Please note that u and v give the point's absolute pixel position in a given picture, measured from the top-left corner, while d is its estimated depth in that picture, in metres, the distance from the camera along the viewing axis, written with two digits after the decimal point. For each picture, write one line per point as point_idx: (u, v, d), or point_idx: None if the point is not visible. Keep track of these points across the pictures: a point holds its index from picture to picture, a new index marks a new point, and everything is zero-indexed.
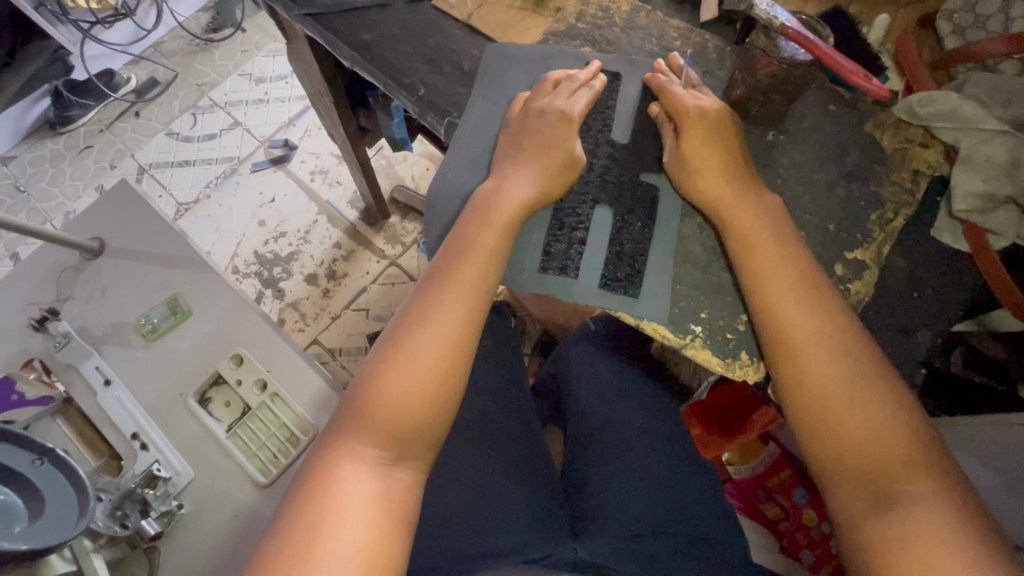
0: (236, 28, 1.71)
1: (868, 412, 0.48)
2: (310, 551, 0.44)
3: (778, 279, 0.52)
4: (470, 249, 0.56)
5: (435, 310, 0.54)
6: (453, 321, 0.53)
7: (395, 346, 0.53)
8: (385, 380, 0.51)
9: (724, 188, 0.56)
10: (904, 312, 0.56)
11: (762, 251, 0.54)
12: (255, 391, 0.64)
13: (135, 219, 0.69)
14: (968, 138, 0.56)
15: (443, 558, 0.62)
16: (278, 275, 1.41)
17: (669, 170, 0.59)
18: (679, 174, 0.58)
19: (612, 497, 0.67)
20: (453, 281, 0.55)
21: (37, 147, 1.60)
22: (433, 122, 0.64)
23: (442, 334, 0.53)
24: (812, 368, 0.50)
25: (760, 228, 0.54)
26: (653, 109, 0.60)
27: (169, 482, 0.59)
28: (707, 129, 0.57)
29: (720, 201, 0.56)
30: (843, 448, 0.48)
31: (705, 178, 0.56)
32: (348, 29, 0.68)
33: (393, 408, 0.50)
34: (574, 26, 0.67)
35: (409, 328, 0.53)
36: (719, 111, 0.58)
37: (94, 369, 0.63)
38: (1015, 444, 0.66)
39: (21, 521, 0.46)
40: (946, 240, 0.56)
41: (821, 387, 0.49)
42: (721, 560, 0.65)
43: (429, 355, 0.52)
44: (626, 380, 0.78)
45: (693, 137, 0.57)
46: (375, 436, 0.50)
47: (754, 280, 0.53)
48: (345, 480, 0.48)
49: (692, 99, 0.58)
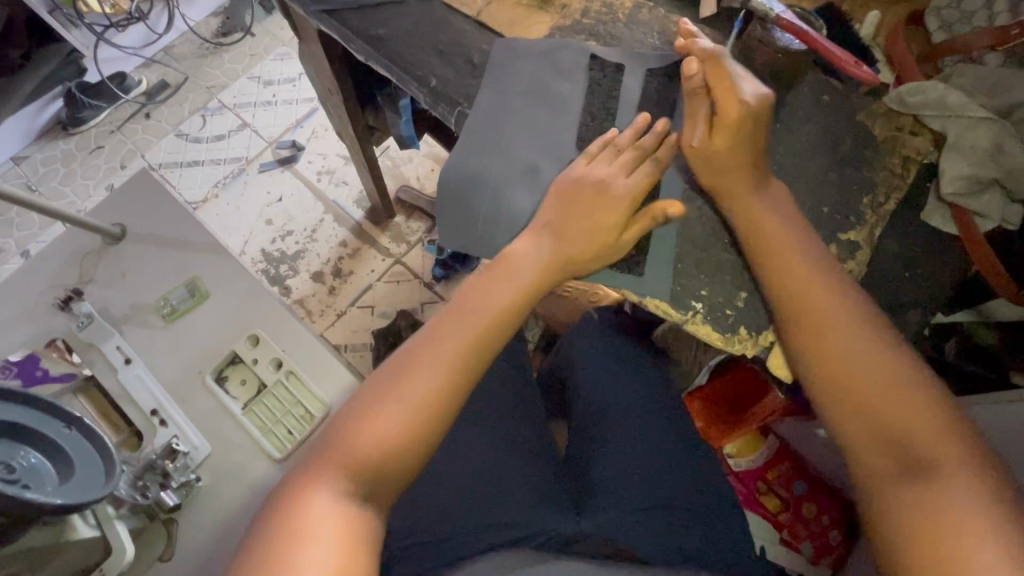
0: (245, 32, 1.75)
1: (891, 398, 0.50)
2: (301, 532, 0.44)
3: (796, 265, 0.55)
4: (510, 266, 0.59)
5: (443, 333, 0.56)
6: (476, 330, 0.56)
7: (398, 365, 0.54)
8: (370, 407, 0.52)
9: (729, 175, 0.58)
10: (897, 292, 0.58)
11: (777, 249, 0.56)
12: (271, 369, 0.66)
13: (156, 205, 0.72)
14: (954, 125, 0.59)
15: (453, 531, 0.63)
16: (284, 273, 1.43)
17: (690, 150, 0.60)
18: (701, 160, 0.59)
19: (615, 475, 0.69)
20: (492, 293, 0.58)
21: (49, 148, 1.63)
22: (444, 113, 0.67)
23: (455, 347, 0.55)
24: (834, 358, 0.52)
25: (774, 218, 0.57)
26: (688, 65, 0.59)
27: (187, 456, 0.61)
28: (739, 124, 0.57)
29: (716, 186, 0.59)
30: (866, 432, 0.50)
31: (730, 170, 0.58)
32: (362, 24, 0.71)
33: (382, 433, 0.51)
34: (579, 22, 0.70)
35: (414, 354, 0.55)
36: (759, 106, 0.58)
37: (115, 348, 0.66)
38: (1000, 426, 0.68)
39: (52, 482, 0.48)
40: (935, 223, 0.59)
41: (844, 377, 0.51)
42: (721, 536, 0.66)
43: (435, 366, 0.54)
44: (629, 365, 0.80)
45: (724, 134, 0.58)
46: (352, 467, 0.49)
47: (769, 277, 0.56)
48: (313, 507, 0.46)
49: (739, 87, 0.58)
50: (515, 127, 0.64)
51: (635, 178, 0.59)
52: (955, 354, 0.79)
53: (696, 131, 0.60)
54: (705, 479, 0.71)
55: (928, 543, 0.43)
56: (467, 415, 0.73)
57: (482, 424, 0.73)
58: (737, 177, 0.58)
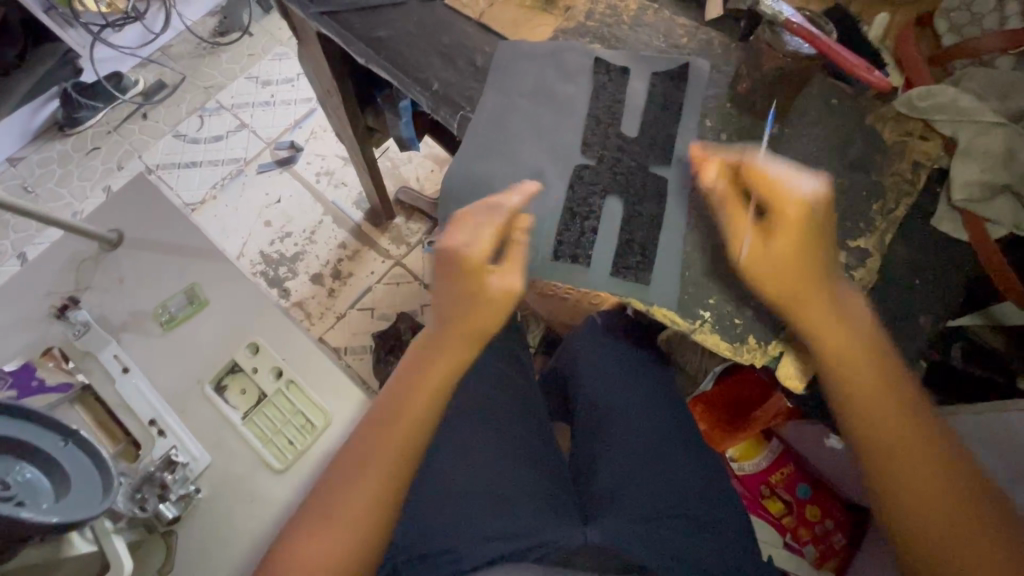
0: (243, 32, 1.74)
1: (923, 453, 0.49)
2: None
3: (799, 296, 0.52)
4: (444, 346, 0.58)
5: (370, 439, 0.55)
6: (404, 427, 0.56)
7: (336, 473, 0.54)
8: (314, 522, 0.51)
9: (785, 281, 0.52)
10: (907, 299, 0.57)
11: (811, 305, 0.52)
12: (271, 378, 0.65)
13: (154, 210, 0.70)
14: (965, 129, 0.58)
15: (457, 542, 0.62)
16: (283, 275, 1.42)
17: (748, 251, 0.54)
18: (757, 259, 0.53)
19: (620, 484, 0.69)
20: (412, 387, 0.57)
21: (44, 149, 1.61)
22: (446, 117, 0.66)
23: (383, 454, 0.54)
24: (873, 414, 0.51)
25: (772, 244, 0.53)
26: (710, 175, 0.57)
27: (187, 467, 0.60)
28: (801, 218, 0.53)
29: (760, 278, 0.53)
30: (906, 490, 0.49)
31: (787, 262, 0.52)
32: (363, 26, 0.70)
33: (322, 556, 0.50)
34: (583, 23, 0.69)
35: (352, 460, 0.54)
36: (821, 200, 0.54)
37: (112, 357, 0.64)
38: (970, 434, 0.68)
39: (47, 498, 0.47)
40: (947, 229, 0.58)
41: (883, 432, 0.50)
42: (728, 545, 0.66)
43: (371, 473, 0.53)
44: (633, 371, 0.79)
45: (786, 226, 0.53)
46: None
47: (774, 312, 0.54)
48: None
49: (795, 180, 0.54)
50: (519, 132, 0.63)
51: (480, 240, 0.56)
52: (961, 358, 0.77)
53: (744, 236, 0.55)
54: (711, 487, 0.70)
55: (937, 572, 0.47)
56: (470, 422, 0.72)
57: (485, 432, 0.72)
58: (796, 272, 0.52)
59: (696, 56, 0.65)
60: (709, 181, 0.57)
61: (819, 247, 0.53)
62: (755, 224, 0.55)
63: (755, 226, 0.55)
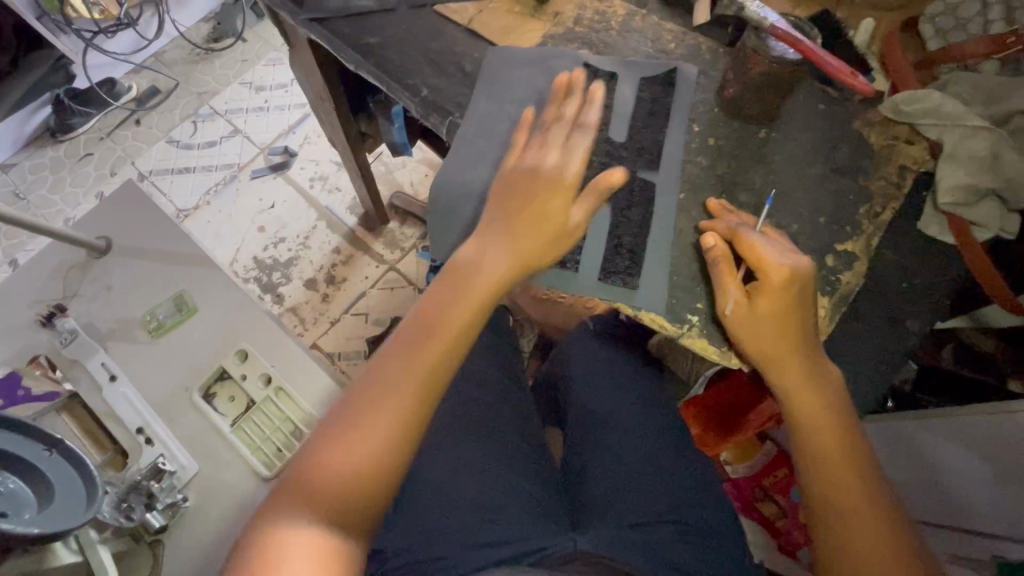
0: (237, 38, 1.74)
1: (851, 463, 0.53)
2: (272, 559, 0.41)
3: (774, 310, 0.53)
4: (479, 270, 0.55)
5: (404, 352, 0.51)
6: (439, 343, 0.52)
7: (366, 385, 0.50)
8: (346, 426, 0.48)
9: (765, 344, 0.53)
10: (894, 303, 0.58)
11: (792, 368, 0.53)
12: (260, 385, 0.65)
13: (144, 217, 0.70)
14: (949, 134, 0.58)
15: (448, 549, 0.62)
16: (277, 280, 1.42)
17: (732, 319, 0.54)
18: (742, 325, 0.54)
19: (611, 489, 0.69)
20: (448, 304, 0.54)
21: (37, 155, 1.60)
22: (435, 123, 0.66)
23: (416, 370, 0.51)
24: (831, 480, 0.52)
25: (760, 257, 0.53)
26: (708, 239, 0.57)
27: (174, 475, 0.60)
28: (791, 291, 0.52)
29: (738, 334, 0.54)
30: (858, 560, 0.50)
31: (770, 336, 0.53)
32: (353, 33, 0.70)
33: (353, 465, 0.47)
34: (572, 29, 0.69)
35: (383, 372, 0.51)
36: (807, 273, 0.53)
37: (100, 366, 0.64)
38: (955, 431, 0.69)
39: (30, 508, 0.47)
40: (933, 233, 0.58)
41: (841, 501, 0.52)
42: (719, 550, 0.66)
43: (404, 386, 0.50)
44: (624, 375, 0.79)
45: (769, 297, 0.52)
46: (328, 496, 0.45)
47: (741, 320, 0.54)
48: (287, 542, 0.42)
49: (780, 253, 0.53)
50: (508, 138, 0.63)
51: (537, 186, 0.57)
52: (951, 360, 0.79)
53: (727, 296, 0.54)
54: (703, 491, 0.70)
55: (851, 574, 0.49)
56: (462, 428, 0.72)
57: (476, 437, 0.71)
58: (769, 321, 0.53)
59: (684, 61, 0.66)
60: (708, 243, 0.57)
61: (800, 320, 0.53)
62: (741, 287, 0.55)
63: (740, 289, 0.55)
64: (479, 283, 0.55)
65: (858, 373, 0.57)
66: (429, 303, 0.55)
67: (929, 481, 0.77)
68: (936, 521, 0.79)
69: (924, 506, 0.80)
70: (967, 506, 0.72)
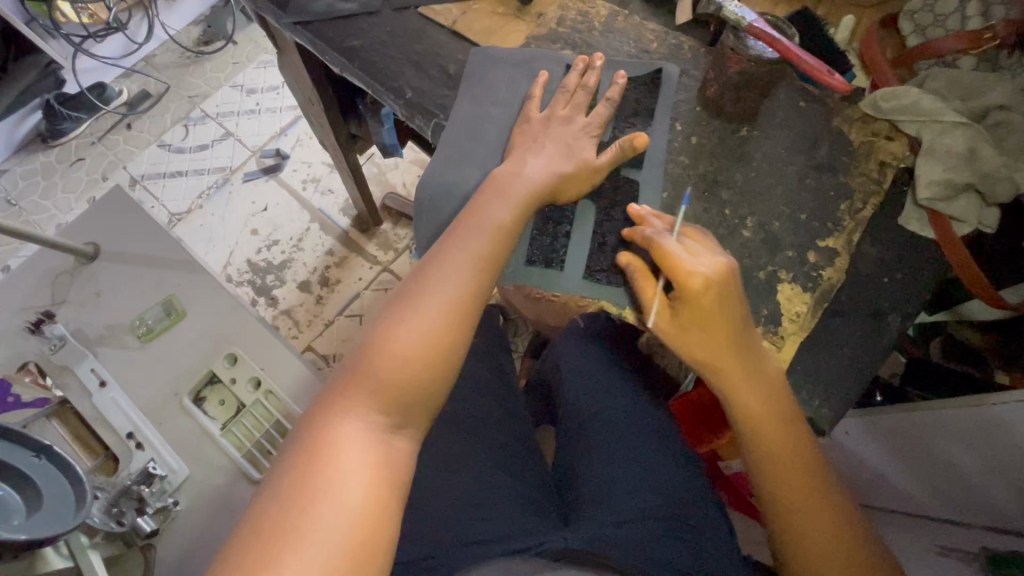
0: (227, 41, 1.74)
1: (796, 458, 0.55)
2: (316, 484, 0.43)
3: (695, 322, 0.54)
4: (488, 216, 0.56)
5: (441, 271, 0.53)
6: (469, 263, 0.54)
7: (403, 302, 0.52)
8: (386, 334, 0.50)
9: (702, 349, 0.54)
10: (876, 297, 0.58)
11: (737, 380, 0.53)
12: (249, 388, 0.65)
13: (130, 223, 0.70)
14: (928, 130, 0.59)
15: (436, 548, 0.62)
16: (270, 283, 1.42)
17: (660, 331, 0.56)
18: (669, 337, 0.55)
19: (602, 486, 0.69)
20: (464, 243, 0.55)
21: (28, 161, 1.60)
22: (420, 124, 0.66)
23: (451, 289, 0.52)
24: (779, 476, 0.55)
25: (674, 268, 0.53)
26: (620, 258, 0.57)
27: (164, 480, 0.60)
28: (711, 297, 0.52)
29: (676, 342, 0.55)
30: (802, 541, 0.54)
31: (696, 344, 0.54)
32: (337, 36, 0.70)
33: (399, 371, 0.49)
34: (555, 30, 0.69)
35: (422, 286, 0.52)
36: (723, 275, 0.53)
37: (90, 371, 0.64)
38: (939, 428, 0.70)
39: (19, 515, 0.47)
40: (914, 229, 0.59)
41: (785, 494, 0.55)
42: (708, 545, 0.66)
43: (439, 303, 0.51)
44: (614, 373, 0.80)
45: (687, 307, 0.53)
46: (377, 399, 0.48)
47: (666, 330, 0.55)
48: (340, 439, 0.46)
49: (696, 262, 0.53)
50: (493, 139, 0.64)
51: (535, 174, 0.59)
52: (940, 354, 0.82)
53: (651, 309, 0.55)
54: (692, 487, 0.71)
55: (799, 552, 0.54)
56: (454, 428, 0.72)
57: (468, 436, 0.72)
58: (692, 331, 0.54)
59: (666, 61, 0.66)
60: (624, 259, 0.57)
61: (734, 327, 0.53)
62: (664, 299, 0.56)
63: (663, 299, 0.55)
64: (494, 225, 0.56)
65: (845, 368, 0.56)
66: (459, 229, 0.56)
67: (920, 474, 0.78)
68: (936, 515, 0.80)
69: (924, 502, 0.81)
70: (958, 499, 0.74)
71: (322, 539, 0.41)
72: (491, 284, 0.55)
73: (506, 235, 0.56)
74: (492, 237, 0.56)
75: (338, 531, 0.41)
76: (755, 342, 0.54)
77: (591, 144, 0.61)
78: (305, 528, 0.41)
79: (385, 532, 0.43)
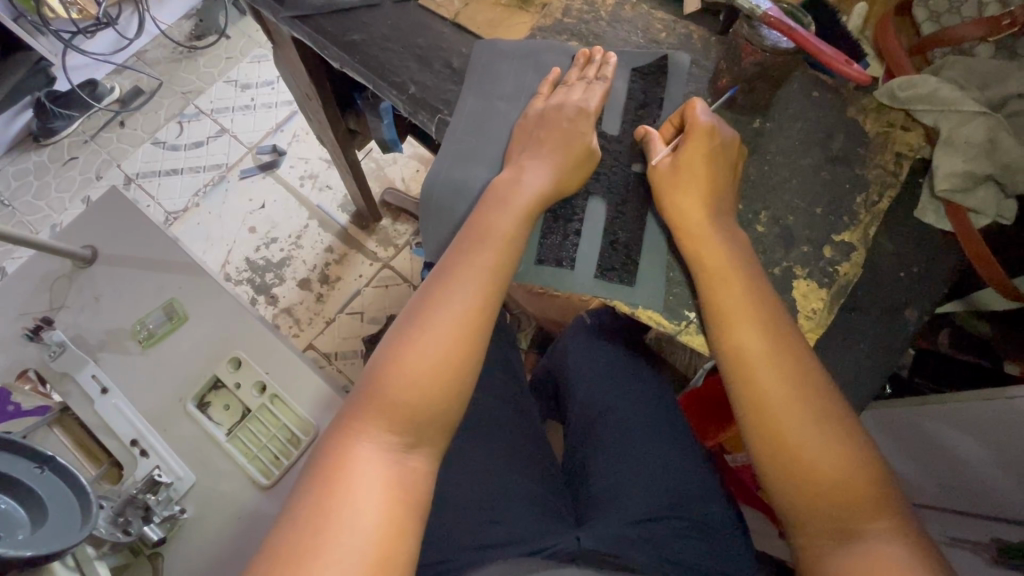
0: (220, 35, 1.70)
1: (786, 364, 0.51)
2: (333, 514, 0.42)
3: (691, 184, 0.56)
4: (496, 228, 0.55)
5: (449, 285, 0.52)
6: (476, 280, 0.53)
7: (412, 320, 0.51)
8: (397, 357, 0.49)
9: (684, 202, 0.56)
10: (891, 291, 0.58)
11: (738, 310, 0.53)
12: (255, 393, 0.64)
13: (130, 225, 0.69)
14: (946, 120, 0.58)
15: (450, 552, 0.61)
16: (270, 281, 1.40)
17: (659, 180, 0.58)
18: (666, 187, 0.57)
19: (614, 486, 0.68)
20: (470, 256, 0.54)
21: (21, 160, 1.57)
22: (424, 120, 0.64)
23: (460, 305, 0.51)
24: (765, 378, 0.50)
25: (696, 127, 0.56)
26: (638, 131, 0.60)
27: (170, 488, 0.59)
28: (712, 149, 0.56)
29: (659, 190, 0.58)
30: (792, 449, 0.48)
31: (690, 200, 0.56)
32: (336, 29, 0.68)
33: (409, 391, 0.48)
34: (561, 20, 0.68)
35: (429, 304, 0.51)
36: (728, 137, 0.57)
37: (91, 378, 0.63)
38: (955, 416, 0.68)
39: (25, 529, 0.46)
40: (929, 220, 0.58)
41: (789, 442, 0.49)
42: (723, 545, 0.65)
43: (450, 321, 0.50)
44: (624, 368, 0.78)
45: (694, 153, 0.56)
46: (389, 420, 0.48)
47: (664, 182, 0.57)
48: (353, 462, 0.46)
49: (705, 115, 0.57)
50: (499, 134, 0.63)
51: (545, 173, 0.57)
52: (948, 344, 0.80)
53: (659, 160, 0.58)
54: (705, 483, 0.70)
55: (786, 456, 0.48)
56: (463, 428, 0.71)
57: (478, 437, 0.71)
58: (691, 180, 0.56)
59: (675, 51, 0.65)
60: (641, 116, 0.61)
61: (739, 268, 0.54)
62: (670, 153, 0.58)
63: (669, 156, 0.58)
64: (499, 237, 0.55)
65: (858, 367, 0.56)
66: (465, 246, 0.55)
67: (930, 468, 0.77)
68: (943, 505, 0.78)
69: (932, 492, 0.79)
70: (965, 487, 0.72)
71: (339, 566, 0.40)
72: (499, 302, 0.53)
73: (513, 243, 0.55)
74: (498, 249, 0.54)
75: (354, 554, 0.41)
76: (731, 226, 0.56)
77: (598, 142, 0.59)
78: (321, 558, 0.40)
79: (403, 554, 0.42)
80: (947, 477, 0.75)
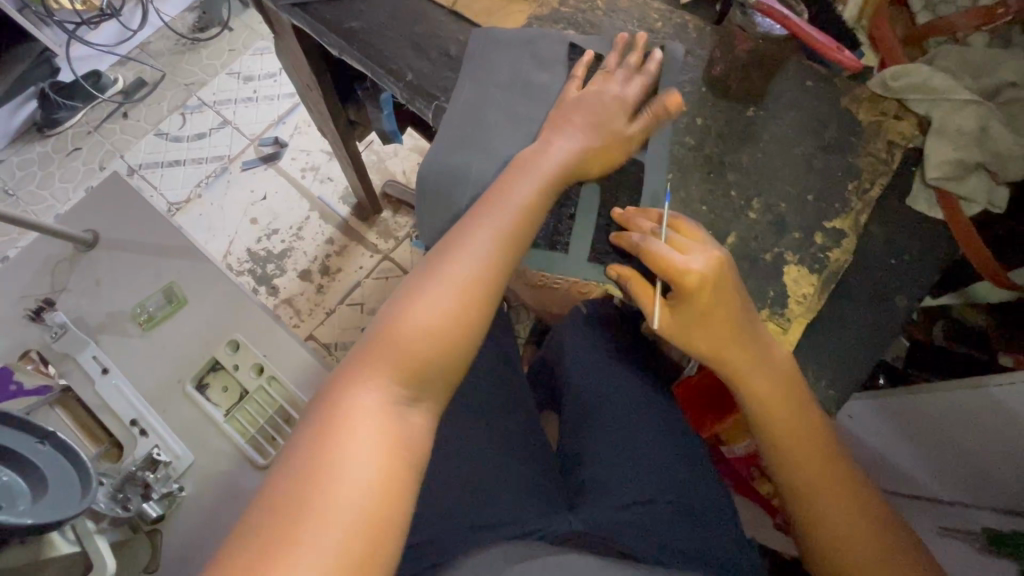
0: (223, 27, 1.71)
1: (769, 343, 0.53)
2: (335, 458, 0.42)
3: (702, 334, 0.53)
4: (516, 194, 0.55)
5: (464, 246, 0.52)
6: (491, 243, 0.53)
7: (424, 277, 0.51)
8: (406, 312, 0.49)
9: (715, 340, 0.52)
10: (884, 278, 0.58)
11: (725, 301, 0.51)
12: (252, 375, 0.65)
13: (131, 208, 0.70)
14: (939, 109, 0.59)
15: (442, 534, 0.61)
16: (271, 272, 1.41)
17: (673, 333, 0.54)
18: (683, 337, 0.54)
19: (606, 471, 0.69)
20: (488, 220, 0.54)
21: (24, 151, 1.59)
22: (421, 107, 0.65)
23: (472, 268, 0.51)
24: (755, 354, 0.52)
25: (685, 274, 0.51)
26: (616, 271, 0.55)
27: (169, 466, 0.60)
28: (714, 294, 0.51)
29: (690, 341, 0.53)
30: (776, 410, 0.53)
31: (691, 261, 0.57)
32: (335, 17, 0.69)
33: (416, 348, 0.48)
34: (558, 9, 0.68)
35: (441, 266, 0.51)
36: (722, 267, 0.51)
37: (92, 358, 0.64)
38: (951, 407, 0.68)
39: (25, 499, 0.47)
40: (921, 208, 0.59)
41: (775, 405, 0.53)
42: (713, 532, 0.66)
43: (462, 281, 0.51)
44: (618, 356, 0.79)
45: (697, 307, 0.52)
46: (395, 373, 0.48)
47: (676, 329, 0.53)
48: (357, 411, 0.45)
49: (688, 261, 0.51)
50: (495, 121, 0.63)
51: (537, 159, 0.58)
52: (944, 337, 0.80)
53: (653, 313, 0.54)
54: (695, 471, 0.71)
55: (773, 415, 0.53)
56: (457, 412, 0.72)
57: (473, 422, 0.72)
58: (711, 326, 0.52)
59: (670, 40, 0.65)
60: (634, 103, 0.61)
61: (738, 315, 0.52)
62: (662, 299, 0.54)
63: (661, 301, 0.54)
64: (519, 205, 0.55)
65: (848, 351, 0.56)
66: (481, 211, 0.55)
67: (923, 459, 0.78)
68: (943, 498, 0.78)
69: (926, 483, 0.79)
70: (959, 478, 0.72)
71: (340, 506, 0.40)
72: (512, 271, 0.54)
73: (533, 215, 0.55)
74: (516, 218, 0.55)
75: (357, 497, 0.41)
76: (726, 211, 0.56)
77: (594, 129, 0.59)
78: (318, 498, 0.40)
79: (401, 505, 0.42)
80: (939, 468, 0.75)
